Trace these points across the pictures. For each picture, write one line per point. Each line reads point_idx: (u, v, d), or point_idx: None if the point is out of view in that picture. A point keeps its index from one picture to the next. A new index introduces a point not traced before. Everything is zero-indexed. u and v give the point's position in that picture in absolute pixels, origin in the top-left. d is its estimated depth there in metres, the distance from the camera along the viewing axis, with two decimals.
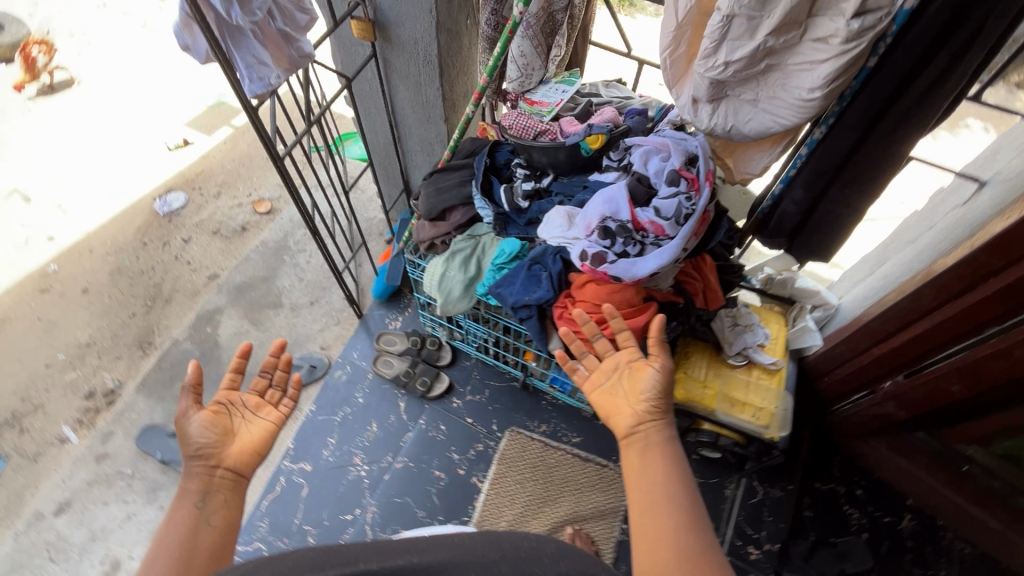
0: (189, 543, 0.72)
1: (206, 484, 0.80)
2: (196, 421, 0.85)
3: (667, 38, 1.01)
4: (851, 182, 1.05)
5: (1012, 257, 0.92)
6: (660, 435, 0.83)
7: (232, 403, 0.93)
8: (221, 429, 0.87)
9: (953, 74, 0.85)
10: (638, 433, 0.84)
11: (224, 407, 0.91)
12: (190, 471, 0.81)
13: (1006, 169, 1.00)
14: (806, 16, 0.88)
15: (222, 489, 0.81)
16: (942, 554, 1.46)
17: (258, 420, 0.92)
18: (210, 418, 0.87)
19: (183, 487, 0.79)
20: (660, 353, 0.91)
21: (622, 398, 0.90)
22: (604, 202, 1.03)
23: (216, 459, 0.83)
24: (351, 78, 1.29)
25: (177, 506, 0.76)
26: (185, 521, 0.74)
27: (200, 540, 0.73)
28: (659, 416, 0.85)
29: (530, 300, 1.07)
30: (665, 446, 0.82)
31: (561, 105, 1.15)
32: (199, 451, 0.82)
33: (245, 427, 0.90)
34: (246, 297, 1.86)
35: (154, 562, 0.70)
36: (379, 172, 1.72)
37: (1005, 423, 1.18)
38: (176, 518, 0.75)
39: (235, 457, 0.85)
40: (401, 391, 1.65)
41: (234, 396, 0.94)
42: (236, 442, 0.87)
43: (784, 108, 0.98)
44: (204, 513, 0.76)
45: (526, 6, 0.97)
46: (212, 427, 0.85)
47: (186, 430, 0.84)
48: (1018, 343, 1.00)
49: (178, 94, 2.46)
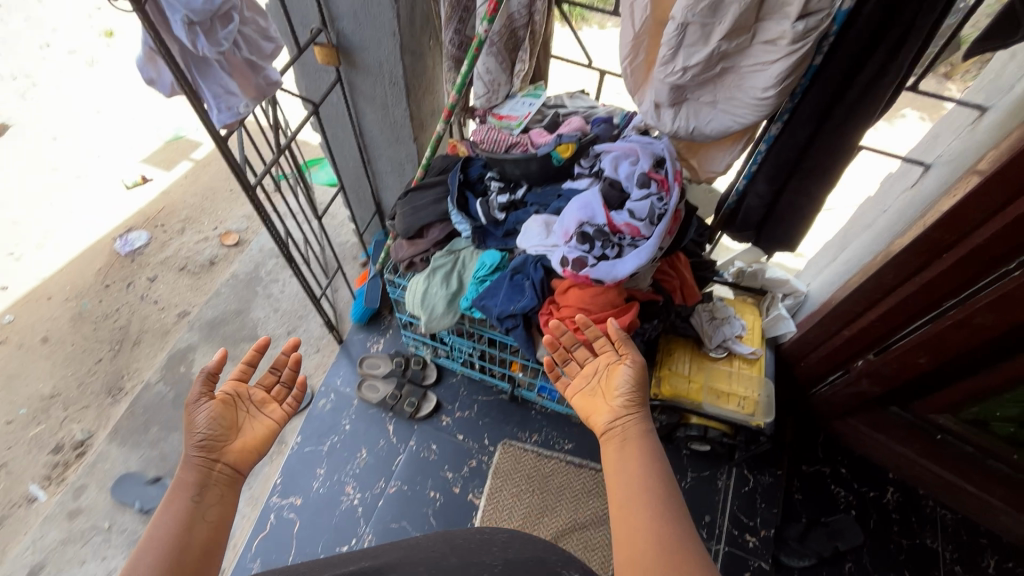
0: (181, 535, 0.75)
1: (203, 477, 0.82)
2: (203, 410, 0.87)
3: (627, 48, 1.05)
4: (809, 173, 1.10)
5: (963, 231, 0.98)
6: (636, 429, 0.87)
7: (239, 396, 0.94)
8: (227, 423, 0.89)
9: (892, 67, 0.91)
10: (616, 431, 0.88)
11: (232, 397, 0.92)
12: (190, 459, 0.83)
13: (947, 152, 1.06)
14: (754, 20, 0.93)
15: (220, 484, 0.83)
16: (926, 521, 1.53)
17: (263, 417, 0.94)
18: (216, 408, 0.89)
19: (183, 473, 0.82)
20: (630, 350, 0.95)
21: (601, 398, 0.94)
22: (579, 208, 1.05)
23: (216, 452, 0.85)
24: (318, 104, 1.29)
25: (175, 492, 0.80)
26: (179, 513, 0.77)
27: (190, 535, 0.76)
28: (635, 410, 0.89)
29: (516, 309, 1.08)
30: (642, 439, 0.86)
31: (529, 117, 1.18)
32: (201, 441, 0.84)
33: (249, 423, 0.92)
34: (220, 331, 1.81)
35: (147, 546, 0.74)
36: (351, 196, 1.71)
37: (970, 390, 1.25)
38: (174, 508, 0.78)
39: (235, 453, 0.87)
40: (389, 414, 1.63)
41: (243, 389, 0.95)
42: (238, 438, 0.89)
43: (741, 108, 1.03)
44: (200, 508, 0.79)
45: (489, 25, 1.00)
46: (216, 419, 0.87)
47: (193, 417, 0.86)
48: (974, 313, 1.06)
49: (132, 130, 2.39)
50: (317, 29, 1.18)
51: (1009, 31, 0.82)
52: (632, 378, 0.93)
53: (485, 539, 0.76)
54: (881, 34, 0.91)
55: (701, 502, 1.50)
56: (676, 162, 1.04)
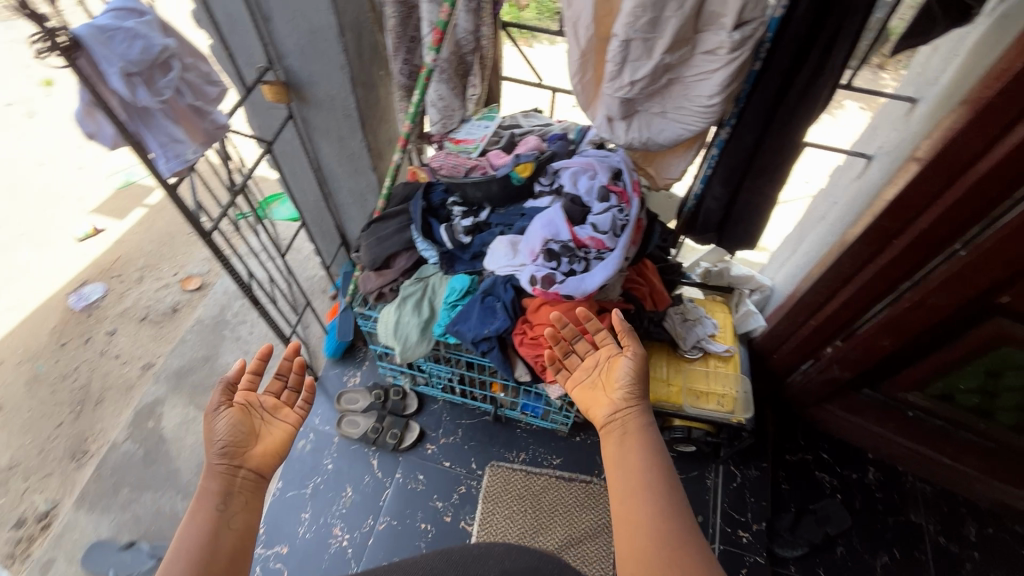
0: (209, 545, 0.76)
1: (227, 485, 0.81)
2: (220, 419, 0.86)
3: (575, 66, 1.07)
4: (761, 173, 1.14)
5: (909, 217, 1.01)
6: (636, 423, 0.86)
7: (252, 403, 0.92)
8: (245, 429, 0.87)
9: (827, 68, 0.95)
10: (616, 422, 0.87)
11: (245, 406, 0.91)
12: (211, 467, 0.83)
13: (886, 143, 1.10)
14: (693, 33, 0.97)
15: (244, 491, 0.83)
16: (908, 497, 1.57)
17: (281, 421, 0.93)
18: (234, 415, 0.88)
19: (205, 483, 0.81)
20: (632, 341, 0.92)
21: (600, 390, 0.93)
22: (542, 225, 1.05)
23: (237, 459, 0.84)
24: (271, 142, 1.27)
25: (199, 502, 0.79)
26: (205, 522, 0.77)
27: (217, 544, 0.76)
28: (635, 404, 0.88)
29: (490, 332, 1.08)
30: (643, 433, 0.85)
31: (485, 139, 1.19)
32: (222, 450, 0.83)
33: (266, 429, 0.91)
34: (188, 380, 1.75)
35: (176, 558, 0.74)
36: (314, 230, 1.69)
37: (933, 367, 1.29)
38: (200, 518, 0.78)
39: (256, 459, 0.86)
40: (372, 448, 1.59)
41: (253, 396, 0.93)
42: (259, 444, 0.88)
43: (690, 116, 1.06)
44: (226, 516, 0.79)
45: (437, 53, 1.00)
46: (235, 426, 0.86)
47: (212, 426, 0.85)
48: (928, 292, 1.10)
49: (80, 179, 2.31)
50: (263, 68, 1.17)
51: (929, 26, 0.86)
52: (633, 371, 0.91)
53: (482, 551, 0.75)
54: (812, 37, 0.95)
55: (692, 503, 1.50)
56: (633, 174, 1.06)
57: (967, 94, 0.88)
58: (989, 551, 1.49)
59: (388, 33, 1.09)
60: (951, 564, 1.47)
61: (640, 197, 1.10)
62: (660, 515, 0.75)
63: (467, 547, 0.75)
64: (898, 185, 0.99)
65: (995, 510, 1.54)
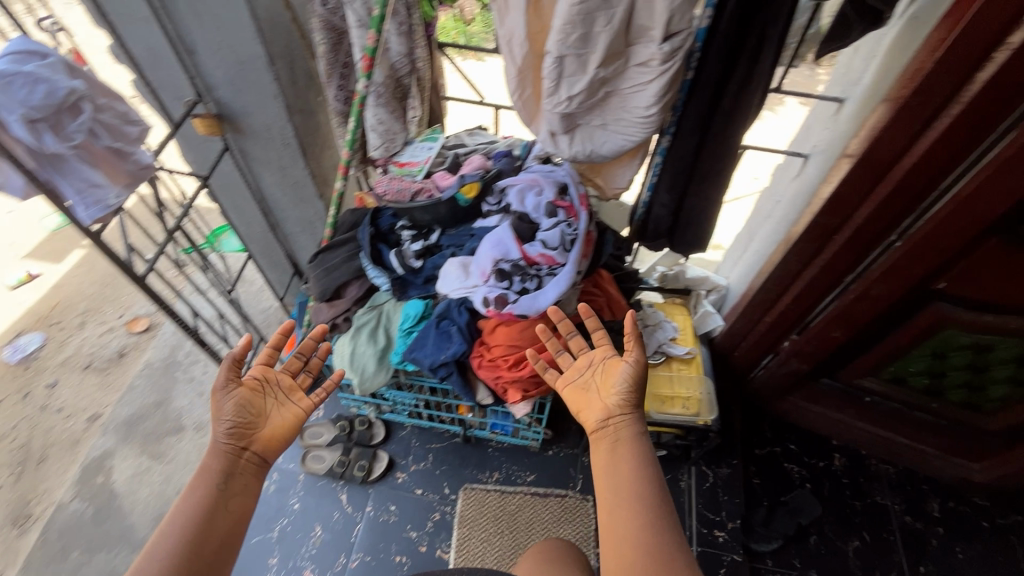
0: (203, 522, 0.74)
1: (230, 463, 0.80)
2: (231, 397, 0.84)
3: (513, 83, 1.07)
4: (704, 178, 1.16)
5: (846, 212, 1.04)
6: (629, 433, 0.83)
7: (266, 381, 0.90)
8: (255, 409, 0.85)
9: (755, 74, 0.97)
10: (609, 428, 0.85)
11: (259, 383, 0.89)
12: (216, 442, 0.81)
13: (819, 142, 1.14)
14: (625, 46, 0.97)
15: (246, 473, 0.81)
16: (873, 480, 1.61)
17: (291, 404, 0.90)
18: (245, 392, 0.86)
19: (207, 459, 0.80)
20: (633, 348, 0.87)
21: (594, 392, 0.89)
22: (491, 245, 1.04)
23: (244, 439, 0.83)
24: (207, 176, 1.23)
25: (200, 477, 0.78)
26: (202, 500, 0.76)
27: (209, 524, 0.74)
28: (629, 413, 0.85)
29: (446, 357, 1.05)
30: (635, 444, 0.83)
31: (430, 161, 1.17)
32: (227, 429, 0.82)
33: (278, 411, 0.88)
34: (140, 429, 1.66)
35: (168, 530, 0.73)
36: (264, 261, 1.63)
37: (884, 353, 1.33)
38: (197, 493, 0.76)
39: (262, 442, 0.84)
40: (340, 483, 1.54)
41: (270, 374, 0.91)
42: (267, 426, 0.86)
43: (630, 127, 1.07)
44: (224, 495, 0.77)
45: (369, 80, 0.98)
46: (244, 405, 0.84)
47: (224, 402, 0.83)
48: (871, 283, 1.13)
49: (10, 223, 2.18)
50: (192, 101, 1.12)
51: (846, 31, 0.89)
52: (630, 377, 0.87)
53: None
54: (738, 45, 0.97)
55: None
56: (579, 188, 1.06)
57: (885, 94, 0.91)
58: (952, 525, 1.54)
59: (319, 60, 1.06)
60: (917, 542, 1.51)
61: (588, 210, 1.10)
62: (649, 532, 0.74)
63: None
64: (832, 183, 1.02)
65: (954, 485, 1.60)
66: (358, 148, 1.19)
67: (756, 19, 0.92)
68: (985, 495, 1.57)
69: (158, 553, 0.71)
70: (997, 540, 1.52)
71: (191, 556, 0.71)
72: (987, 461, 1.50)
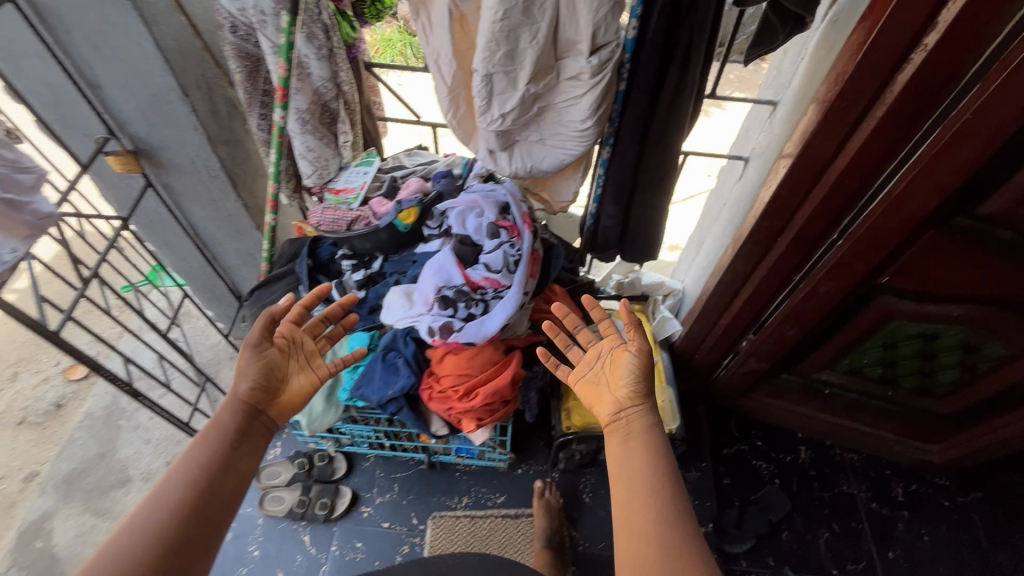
0: (210, 481, 0.66)
1: (245, 422, 0.73)
2: (256, 354, 0.77)
3: (445, 102, 1.04)
4: (648, 187, 1.14)
5: (787, 214, 1.04)
6: (642, 425, 0.81)
7: (292, 342, 0.83)
8: (278, 372, 0.78)
9: (687, 82, 0.95)
10: (621, 421, 0.83)
11: (287, 344, 0.82)
12: (234, 397, 0.73)
13: (758, 145, 1.14)
14: (554, 60, 0.95)
15: (258, 436, 0.74)
16: (839, 469, 1.63)
17: (313, 372, 0.83)
18: (272, 350, 0.79)
19: (222, 414, 0.72)
20: (636, 336, 0.87)
21: (605, 386, 0.88)
22: (432, 272, 1.00)
23: (262, 399, 0.76)
24: (128, 215, 1.15)
25: (213, 431, 0.71)
26: (212, 455, 0.68)
27: (214, 485, 0.67)
28: (640, 404, 0.83)
29: (394, 392, 1.00)
30: (649, 436, 0.80)
31: (366, 186, 1.12)
32: (246, 388, 0.74)
33: (298, 376, 0.81)
34: (82, 485, 1.55)
35: (169, 483, 0.65)
36: (206, 297, 1.55)
37: (838, 346, 1.34)
38: (206, 448, 0.69)
39: (279, 407, 0.78)
40: (301, 524, 1.47)
41: (297, 334, 0.84)
42: (286, 390, 0.79)
43: (568, 141, 1.05)
44: (235, 453, 0.70)
45: (285, 108, 0.96)
46: (269, 366, 0.77)
47: (251, 359, 0.76)
48: (817, 282, 1.13)
49: None
50: (102, 139, 1.05)
51: (770, 36, 0.88)
52: (640, 369, 0.86)
53: (458, 562, 0.89)
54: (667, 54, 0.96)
55: None
56: (520, 206, 1.03)
57: (812, 97, 0.91)
58: (916, 508, 1.57)
59: (237, 88, 1.01)
60: (884, 528, 1.54)
61: (531, 228, 1.07)
62: (662, 528, 0.70)
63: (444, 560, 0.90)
64: (771, 187, 1.02)
65: (915, 468, 1.63)
66: (289, 177, 1.14)
67: (681, 28, 0.91)
68: (945, 475, 1.61)
69: (155, 508, 0.63)
70: (959, 518, 1.56)
71: (192, 514, 0.64)
72: (944, 443, 1.53)
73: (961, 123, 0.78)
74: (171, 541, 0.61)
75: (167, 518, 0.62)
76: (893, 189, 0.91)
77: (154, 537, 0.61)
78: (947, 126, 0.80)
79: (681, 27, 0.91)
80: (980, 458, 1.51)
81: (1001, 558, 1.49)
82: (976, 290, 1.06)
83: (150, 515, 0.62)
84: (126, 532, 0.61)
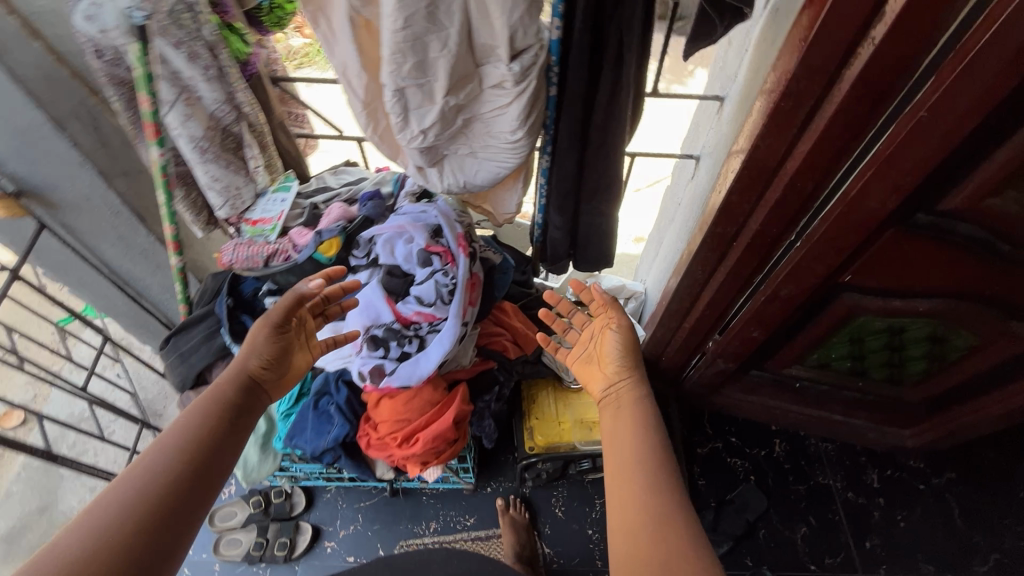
0: (211, 443, 0.67)
1: (247, 392, 0.74)
2: (268, 330, 0.77)
3: (361, 118, 0.93)
4: (594, 194, 1.06)
5: (739, 219, 0.97)
6: (632, 398, 0.88)
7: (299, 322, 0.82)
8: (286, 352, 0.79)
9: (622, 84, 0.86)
10: (615, 395, 0.91)
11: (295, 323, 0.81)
12: (241, 367, 0.74)
13: (707, 143, 1.06)
14: (474, 67, 0.85)
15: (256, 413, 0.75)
16: (813, 460, 1.60)
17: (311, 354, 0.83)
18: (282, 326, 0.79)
19: (227, 380, 0.73)
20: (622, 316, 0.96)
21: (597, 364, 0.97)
22: (359, 311, 0.91)
23: (264, 374, 0.77)
24: (21, 264, 1.03)
25: (218, 395, 0.71)
26: (213, 420, 0.69)
27: (215, 447, 0.67)
28: (629, 377, 0.91)
29: (329, 443, 0.92)
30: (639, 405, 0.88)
31: (284, 217, 1.02)
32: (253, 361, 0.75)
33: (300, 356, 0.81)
34: (22, 543, 1.46)
35: (173, 440, 0.65)
36: (137, 335, 1.44)
37: (805, 343, 1.29)
38: (210, 413, 0.69)
39: (278, 387, 0.78)
40: (261, 566, 1.40)
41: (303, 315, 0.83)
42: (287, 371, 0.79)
43: (501, 153, 0.95)
44: (235, 424, 0.70)
45: (163, 144, 0.90)
46: (279, 342, 0.78)
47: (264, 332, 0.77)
48: (778, 285, 1.07)
49: None
50: None
51: (707, 30, 0.80)
52: (630, 346, 0.95)
53: (422, 560, 0.83)
54: (598, 54, 0.87)
55: None
56: (451, 230, 0.94)
57: (755, 96, 0.83)
58: (892, 494, 1.55)
59: (120, 119, 0.89)
60: (861, 517, 1.52)
61: (468, 251, 0.98)
62: (645, 483, 0.76)
63: (408, 557, 0.83)
64: (721, 192, 0.94)
65: (890, 452, 1.61)
66: (199, 209, 1.03)
67: (608, 27, 0.81)
68: (919, 457, 1.60)
69: (156, 462, 0.62)
70: (934, 501, 1.54)
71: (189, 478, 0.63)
72: (917, 428, 1.50)
73: (916, 121, 0.70)
74: (167, 496, 0.61)
75: (167, 474, 0.62)
76: (848, 191, 0.83)
77: (151, 489, 0.60)
78: (901, 125, 0.72)
79: (608, 25, 0.81)
80: (953, 441, 1.49)
81: (976, 538, 1.49)
82: (941, 285, 1.01)
83: (154, 467, 0.62)
84: (124, 482, 0.60)
